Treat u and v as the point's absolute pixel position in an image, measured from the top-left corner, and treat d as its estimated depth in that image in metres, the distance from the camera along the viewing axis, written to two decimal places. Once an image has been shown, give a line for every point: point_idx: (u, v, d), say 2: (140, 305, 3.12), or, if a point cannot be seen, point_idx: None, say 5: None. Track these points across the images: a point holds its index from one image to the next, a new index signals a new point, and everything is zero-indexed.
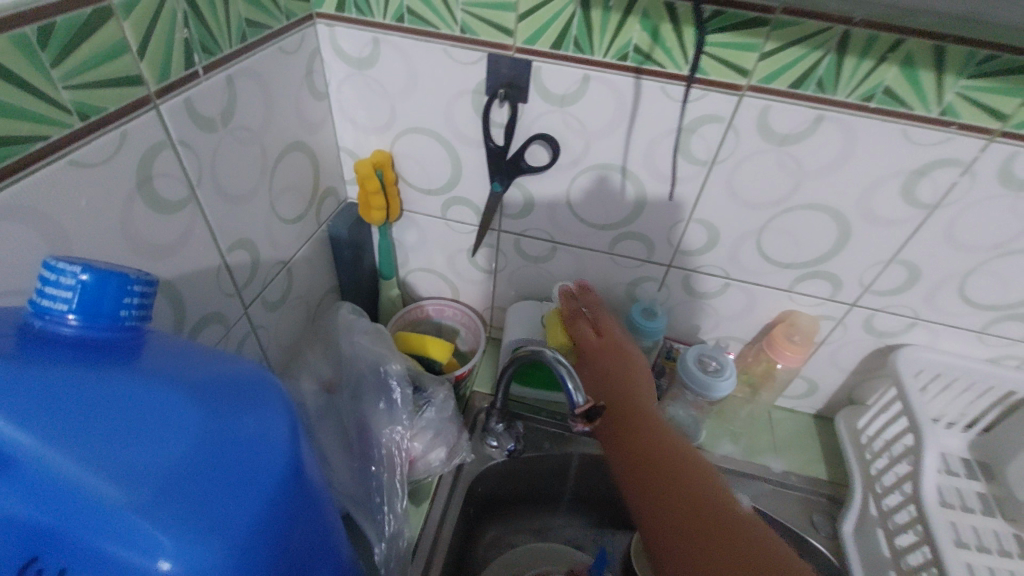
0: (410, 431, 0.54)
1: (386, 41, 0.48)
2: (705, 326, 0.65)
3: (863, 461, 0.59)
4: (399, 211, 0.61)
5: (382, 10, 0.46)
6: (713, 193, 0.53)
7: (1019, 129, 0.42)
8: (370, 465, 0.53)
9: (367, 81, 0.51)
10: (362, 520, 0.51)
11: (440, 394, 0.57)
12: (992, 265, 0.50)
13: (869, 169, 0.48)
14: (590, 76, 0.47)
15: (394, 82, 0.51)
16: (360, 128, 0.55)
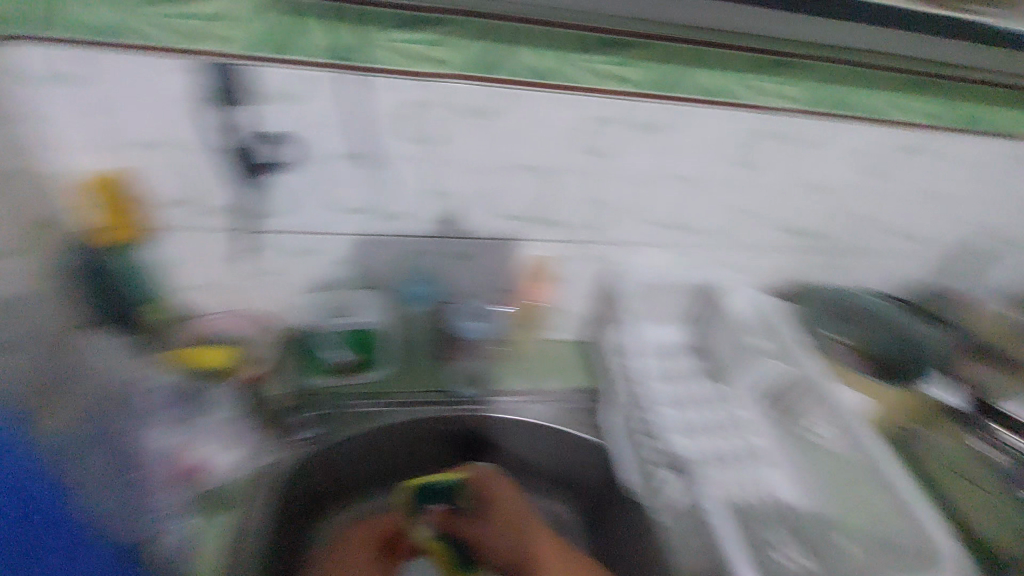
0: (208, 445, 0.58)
1: (307, 76, 0.53)
2: (554, 286, 0.76)
3: (632, 371, 0.75)
4: (140, 226, 0.61)
5: (313, 50, 0.52)
6: (592, 174, 0.66)
7: (801, 106, 0.63)
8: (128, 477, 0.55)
9: (282, 111, 0.55)
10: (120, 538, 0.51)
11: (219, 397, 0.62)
12: (794, 196, 0.72)
13: (711, 142, 0.65)
14: (505, 93, 0.58)
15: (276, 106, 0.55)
16: (197, 141, 0.56)
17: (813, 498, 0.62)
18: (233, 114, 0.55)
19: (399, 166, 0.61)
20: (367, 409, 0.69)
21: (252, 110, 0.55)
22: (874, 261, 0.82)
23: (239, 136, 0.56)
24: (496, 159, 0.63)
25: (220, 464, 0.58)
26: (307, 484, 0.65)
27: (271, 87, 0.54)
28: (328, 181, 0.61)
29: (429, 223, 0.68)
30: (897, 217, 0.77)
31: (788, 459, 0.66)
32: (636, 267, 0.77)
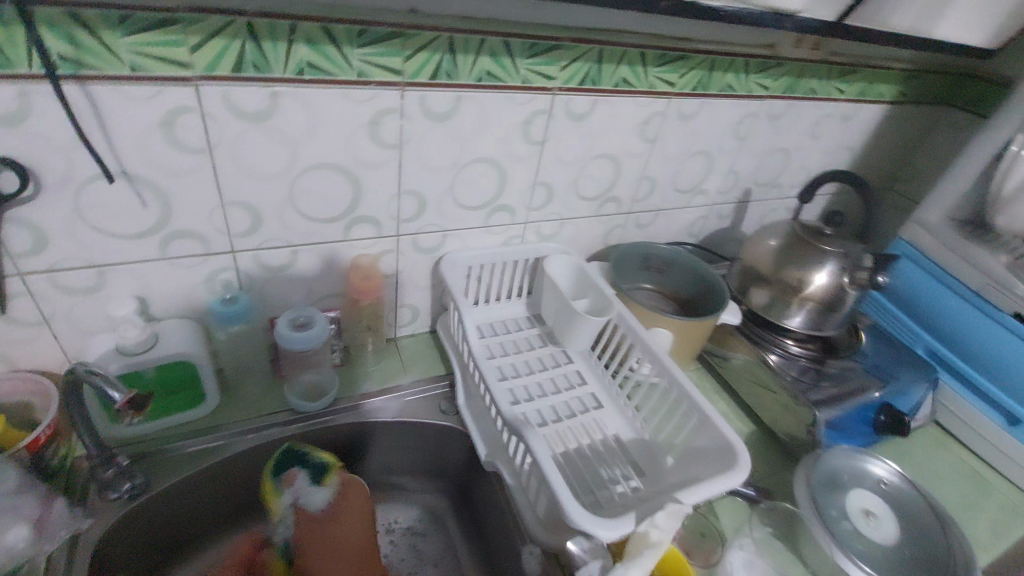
0: None
1: (32, 91, 0.46)
2: (398, 279, 0.80)
3: (488, 346, 0.82)
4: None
5: (27, 61, 0.45)
6: (408, 167, 0.68)
7: (567, 84, 0.70)
8: None
9: (23, 136, 0.48)
10: None
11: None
12: (590, 167, 0.82)
13: (503, 124, 0.70)
14: (277, 92, 0.56)
15: (50, 133, 0.49)
16: None
17: (637, 427, 0.74)
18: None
19: (192, 182, 0.57)
20: (194, 448, 0.65)
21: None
22: (664, 215, 0.97)
23: None
24: (293, 161, 0.61)
25: (13, 543, 0.49)
26: (142, 551, 0.61)
27: (1, 109, 0.46)
28: (109, 209, 0.55)
29: (239, 238, 0.64)
30: (677, 176, 0.92)
31: (616, 397, 0.79)
32: (456, 252, 0.81)
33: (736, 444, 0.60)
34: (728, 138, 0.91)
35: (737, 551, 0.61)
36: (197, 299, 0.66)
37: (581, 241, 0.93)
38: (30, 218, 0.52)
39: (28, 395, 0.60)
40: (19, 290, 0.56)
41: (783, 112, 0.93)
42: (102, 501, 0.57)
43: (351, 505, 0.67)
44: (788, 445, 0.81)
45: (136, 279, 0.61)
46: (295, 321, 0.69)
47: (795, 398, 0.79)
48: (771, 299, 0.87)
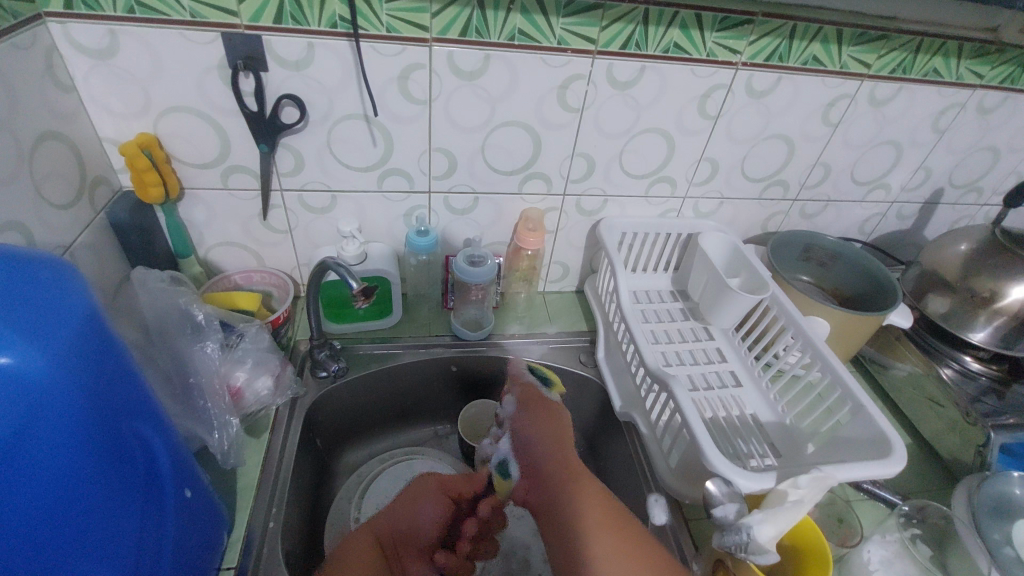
0: (253, 367, 0.62)
1: (317, 44, 0.59)
2: (557, 236, 0.87)
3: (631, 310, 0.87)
4: (179, 189, 0.68)
5: (317, 20, 0.58)
6: (585, 131, 0.74)
7: (752, 60, 0.71)
8: (199, 402, 0.58)
9: (303, 78, 0.62)
10: (199, 433, 0.57)
11: (251, 328, 0.63)
12: (760, 147, 0.81)
13: (679, 96, 0.73)
14: (489, 55, 0.64)
15: (324, 78, 0.62)
16: (241, 112, 0.63)
17: (776, 410, 0.73)
18: (263, 83, 0.61)
19: (410, 127, 0.68)
20: (381, 351, 0.79)
21: (283, 78, 0.61)
22: (831, 207, 0.93)
23: (267, 99, 0.62)
24: (489, 116, 0.70)
25: (261, 390, 0.63)
26: (331, 427, 0.76)
27: (293, 56, 0.60)
28: (347, 144, 0.68)
29: (437, 180, 0.75)
30: (856, 166, 0.87)
31: (756, 378, 0.78)
32: (613, 217, 0.86)
33: (891, 435, 0.58)
34: (923, 130, 0.84)
35: (875, 545, 0.60)
36: (396, 229, 0.79)
37: (738, 223, 0.92)
38: (294, 145, 0.67)
39: (268, 286, 0.78)
40: (277, 203, 0.72)
41: (998, 106, 0.83)
42: (313, 377, 0.72)
43: (537, 430, 0.65)
44: (949, 464, 0.75)
45: (356, 206, 0.74)
46: (469, 255, 0.78)
47: (966, 417, 0.72)
48: (952, 308, 0.80)
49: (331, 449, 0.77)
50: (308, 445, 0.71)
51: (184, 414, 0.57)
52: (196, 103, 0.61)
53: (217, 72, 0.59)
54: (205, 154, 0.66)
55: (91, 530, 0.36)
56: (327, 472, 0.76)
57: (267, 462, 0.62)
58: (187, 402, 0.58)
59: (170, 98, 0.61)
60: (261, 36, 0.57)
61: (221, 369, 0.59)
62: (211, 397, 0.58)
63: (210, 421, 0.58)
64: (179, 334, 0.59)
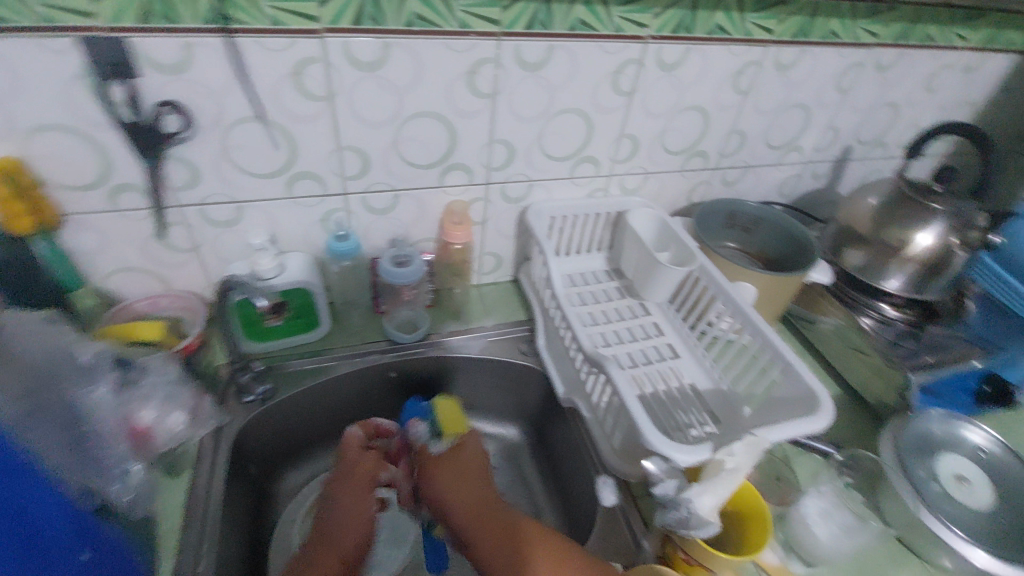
0: (162, 404, 0.58)
1: (194, 44, 0.54)
2: (485, 227, 0.85)
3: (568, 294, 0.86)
4: (59, 215, 0.61)
5: (190, 15, 0.52)
6: (500, 116, 0.72)
7: (659, 32, 0.70)
8: (100, 455, 0.50)
9: (184, 83, 0.56)
10: (101, 490, 0.49)
11: (154, 361, 0.59)
12: (677, 119, 0.82)
13: (592, 73, 0.71)
14: (389, 43, 0.60)
15: (209, 81, 0.57)
16: (118, 125, 0.56)
17: (713, 376, 0.75)
18: (138, 91, 0.55)
19: (313, 126, 0.64)
20: (314, 364, 0.75)
21: (159, 83, 0.55)
22: (751, 173, 0.95)
23: (146, 108, 0.56)
24: (397, 109, 0.66)
25: (175, 425, 0.59)
26: (265, 452, 0.72)
27: (169, 59, 0.54)
28: (246, 149, 0.63)
29: (351, 180, 0.71)
30: (770, 131, 0.89)
31: (692, 348, 0.79)
32: (539, 202, 0.84)
33: (819, 391, 0.60)
34: (828, 91, 0.87)
35: (814, 500, 0.61)
36: (315, 236, 0.75)
37: (665, 197, 0.93)
38: (186, 156, 0.61)
39: (177, 311, 0.72)
40: (176, 221, 0.66)
41: (894, 62, 0.87)
42: (238, 403, 0.68)
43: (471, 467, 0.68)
44: (876, 409, 0.79)
45: (266, 216, 0.70)
46: (394, 255, 0.75)
47: (887, 362, 0.76)
48: (867, 260, 0.84)
49: (269, 474, 0.74)
50: (241, 474, 0.67)
51: (86, 470, 0.48)
52: (61, 118, 0.55)
53: (81, 82, 0.53)
54: (84, 174, 0.59)
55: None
56: (267, 499, 0.73)
57: (193, 502, 0.58)
58: (86, 456, 0.48)
59: (30, 115, 0.54)
60: (127, 38, 0.52)
61: (124, 409, 0.54)
62: (114, 444, 0.52)
63: (112, 473, 0.51)
64: (69, 375, 0.49)
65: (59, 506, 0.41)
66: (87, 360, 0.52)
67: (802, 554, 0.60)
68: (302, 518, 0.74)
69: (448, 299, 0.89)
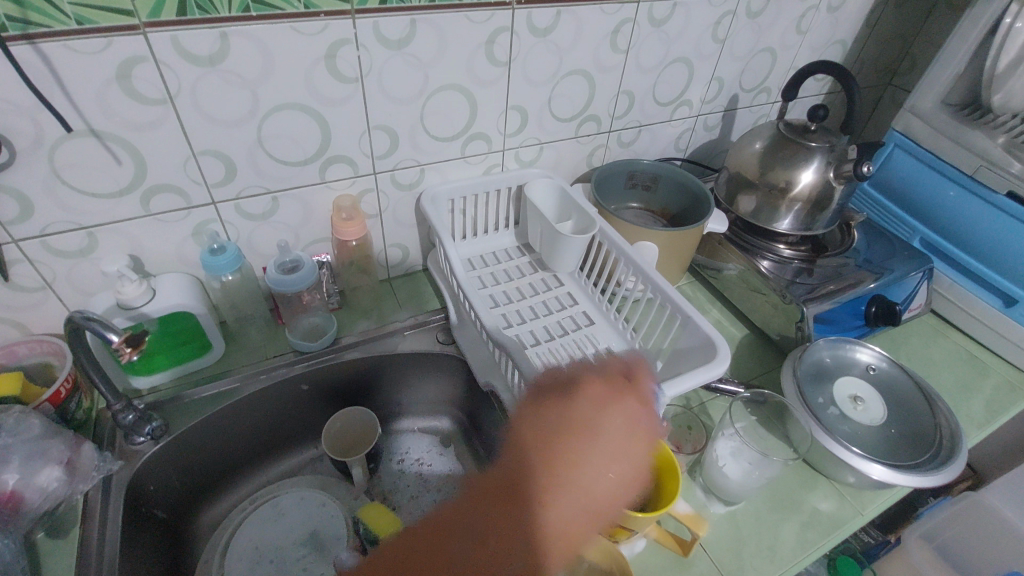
0: (25, 464, 0.53)
1: None
2: (383, 218, 0.81)
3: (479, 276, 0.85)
4: None
5: None
6: (374, 100, 0.68)
7: None
8: None
9: None
10: None
11: (9, 419, 0.53)
12: (562, 84, 0.80)
13: (462, 45, 0.69)
14: (226, 33, 0.55)
15: (19, 96, 0.50)
16: None
17: (628, 338, 0.76)
18: None
19: (158, 132, 0.58)
20: (217, 387, 0.71)
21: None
22: (646, 131, 0.96)
23: None
24: (254, 105, 0.61)
25: (48, 482, 0.54)
26: (172, 492, 0.68)
27: None
28: (83, 168, 0.57)
29: (218, 188, 0.65)
30: (656, 87, 0.90)
31: (607, 314, 0.81)
32: (435, 185, 0.82)
33: (717, 337, 0.61)
34: (706, 41, 0.88)
35: (724, 441, 0.64)
36: (189, 252, 0.69)
37: (565, 164, 0.92)
38: (10, 183, 0.55)
39: (43, 357, 0.65)
40: (18, 257, 0.60)
41: (763, 8, 0.89)
42: (128, 446, 0.64)
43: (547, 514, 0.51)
44: (779, 344, 0.83)
45: (124, 238, 0.64)
46: (284, 259, 0.71)
47: (783, 298, 0.80)
48: (759, 204, 0.87)
49: (183, 514, 0.69)
50: (143, 520, 0.62)
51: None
52: None
53: None
54: None
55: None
56: (183, 538, 0.69)
57: (86, 561, 0.54)
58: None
59: None
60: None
61: None
62: None
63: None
64: None
65: None
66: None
67: (721, 495, 0.63)
68: (224, 551, 0.70)
69: (357, 298, 0.85)
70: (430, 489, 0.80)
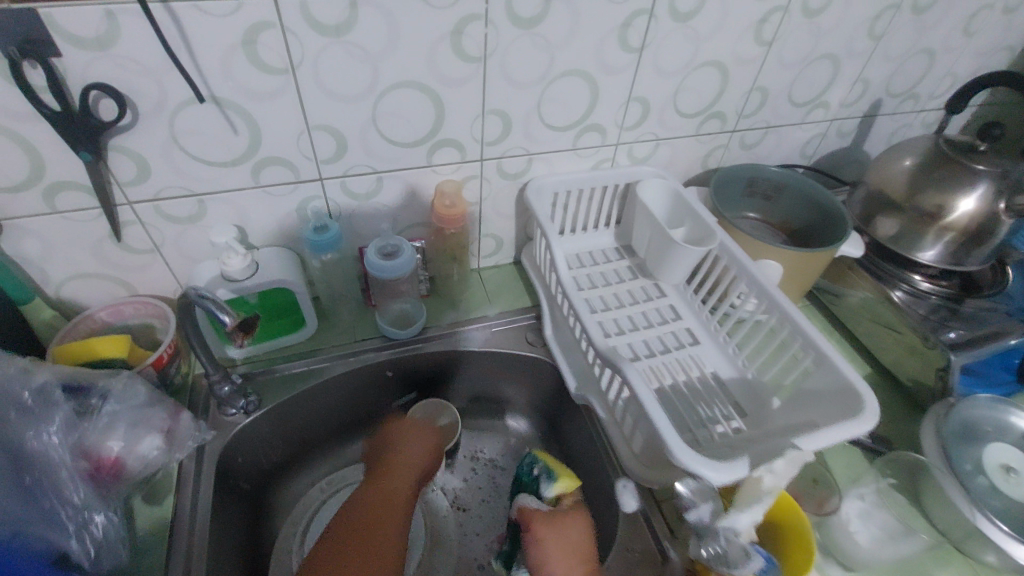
0: (129, 432, 0.53)
1: (119, 12, 0.45)
2: (482, 208, 0.77)
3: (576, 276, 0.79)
4: None
5: None
6: (493, 82, 0.63)
7: None
8: (71, 497, 0.47)
9: (114, 60, 0.47)
10: (66, 536, 0.46)
11: (115, 385, 0.53)
12: (692, 77, 0.72)
13: (596, 28, 0.62)
14: (355, 2, 0.51)
15: (148, 56, 0.48)
16: (42, 115, 0.48)
17: (738, 364, 0.70)
18: (59, 72, 0.47)
19: (275, 103, 0.56)
20: (307, 365, 0.70)
21: (84, 62, 0.47)
22: (772, 133, 0.86)
23: (74, 92, 0.48)
24: (372, 81, 0.57)
25: (148, 451, 0.53)
26: (256, 467, 0.67)
27: (89, 33, 0.45)
28: (201, 134, 0.55)
29: (326, 164, 0.63)
30: (794, 86, 0.80)
31: (713, 333, 0.74)
32: (541, 177, 0.76)
33: (861, 386, 0.54)
34: (860, 38, 0.77)
35: (853, 501, 0.56)
36: (290, 227, 0.68)
37: (677, 164, 0.85)
38: (131, 146, 0.53)
39: (146, 318, 0.66)
40: (131, 218, 0.59)
41: (934, 3, 0.77)
42: (221, 416, 0.63)
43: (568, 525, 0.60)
44: (910, 391, 0.73)
45: (231, 208, 0.62)
46: (386, 241, 0.68)
47: (924, 342, 0.70)
48: (901, 229, 0.76)
49: (264, 490, 0.69)
50: (230, 496, 0.62)
51: (35, 518, 0.44)
52: None
53: None
54: (9, 174, 0.51)
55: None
56: (265, 512, 0.69)
57: (176, 532, 0.54)
58: (35, 503, 0.45)
59: None
60: (33, 9, 0.42)
61: (84, 444, 0.50)
62: (74, 483, 0.48)
63: (68, 526, 0.46)
64: (58, 447, 0.48)
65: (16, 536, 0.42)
66: (29, 401, 0.48)
67: (842, 558, 0.54)
68: (304, 532, 0.70)
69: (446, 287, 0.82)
70: (503, 496, 0.77)
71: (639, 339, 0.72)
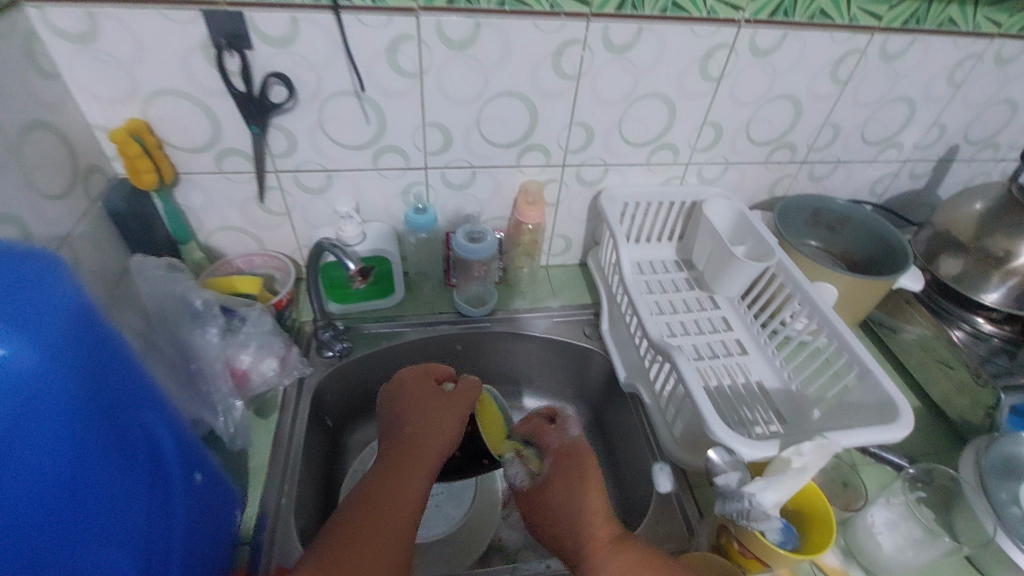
0: (255, 351, 0.64)
1: (302, 18, 0.58)
2: (559, 209, 0.86)
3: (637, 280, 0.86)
4: (173, 173, 0.67)
5: None
6: (583, 98, 0.72)
7: (754, 16, 0.67)
8: (208, 392, 0.61)
9: (289, 55, 0.60)
10: (206, 415, 0.60)
11: (252, 313, 0.65)
12: (766, 108, 0.78)
13: (679, 57, 0.70)
14: (480, 23, 0.62)
15: (315, 52, 0.60)
16: (229, 95, 0.62)
17: (783, 376, 0.74)
18: (249, 61, 0.59)
19: (402, 100, 0.67)
20: (391, 326, 0.81)
21: (268, 55, 0.60)
22: (840, 168, 0.90)
23: (257, 78, 0.61)
24: (481, 88, 0.68)
25: (267, 370, 0.65)
26: (340, 408, 0.78)
27: (276, 33, 0.58)
28: (340, 121, 0.67)
29: (433, 156, 0.74)
30: (867, 125, 0.84)
31: (761, 345, 0.78)
32: (614, 186, 0.84)
33: (899, 399, 0.58)
34: (938, 84, 0.81)
35: (880, 509, 0.60)
36: (394, 208, 0.79)
37: (744, 188, 0.90)
38: (288, 126, 0.66)
39: (270, 269, 0.79)
40: (274, 184, 0.72)
41: (1017, 55, 0.79)
42: (319, 358, 0.75)
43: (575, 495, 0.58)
44: (958, 427, 0.75)
45: (351, 185, 0.74)
46: (479, 231, 0.78)
47: (975, 378, 0.71)
48: (964, 269, 0.78)
49: (342, 430, 0.80)
50: (318, 425, 0.73)
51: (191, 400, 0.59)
52: (185, 86, 0.60)
53: (204, 53, 0.58)
54: (197, 137, 0.65)
55: (88, 521, 0.34)
56: (341, 450, 0.79)
57: (278, 443, 0.65)
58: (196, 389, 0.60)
59: (156, 80, 0.59)
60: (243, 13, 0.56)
61: (227, 353, 0.62)
62: (215, 383, 0.60)
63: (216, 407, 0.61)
64: (212, 351, 0.60)
65: (173, 429, 0.45)
66: (199, 307, 0.61)
67: (863, 560, 0.59)
68: None
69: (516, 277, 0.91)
70: None
71: (689, 341, 0.78)
